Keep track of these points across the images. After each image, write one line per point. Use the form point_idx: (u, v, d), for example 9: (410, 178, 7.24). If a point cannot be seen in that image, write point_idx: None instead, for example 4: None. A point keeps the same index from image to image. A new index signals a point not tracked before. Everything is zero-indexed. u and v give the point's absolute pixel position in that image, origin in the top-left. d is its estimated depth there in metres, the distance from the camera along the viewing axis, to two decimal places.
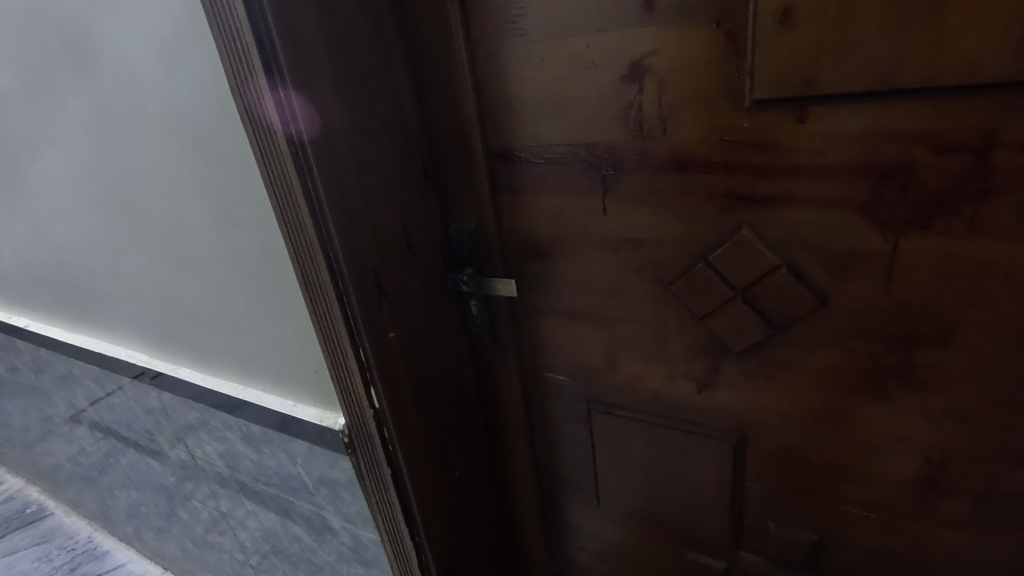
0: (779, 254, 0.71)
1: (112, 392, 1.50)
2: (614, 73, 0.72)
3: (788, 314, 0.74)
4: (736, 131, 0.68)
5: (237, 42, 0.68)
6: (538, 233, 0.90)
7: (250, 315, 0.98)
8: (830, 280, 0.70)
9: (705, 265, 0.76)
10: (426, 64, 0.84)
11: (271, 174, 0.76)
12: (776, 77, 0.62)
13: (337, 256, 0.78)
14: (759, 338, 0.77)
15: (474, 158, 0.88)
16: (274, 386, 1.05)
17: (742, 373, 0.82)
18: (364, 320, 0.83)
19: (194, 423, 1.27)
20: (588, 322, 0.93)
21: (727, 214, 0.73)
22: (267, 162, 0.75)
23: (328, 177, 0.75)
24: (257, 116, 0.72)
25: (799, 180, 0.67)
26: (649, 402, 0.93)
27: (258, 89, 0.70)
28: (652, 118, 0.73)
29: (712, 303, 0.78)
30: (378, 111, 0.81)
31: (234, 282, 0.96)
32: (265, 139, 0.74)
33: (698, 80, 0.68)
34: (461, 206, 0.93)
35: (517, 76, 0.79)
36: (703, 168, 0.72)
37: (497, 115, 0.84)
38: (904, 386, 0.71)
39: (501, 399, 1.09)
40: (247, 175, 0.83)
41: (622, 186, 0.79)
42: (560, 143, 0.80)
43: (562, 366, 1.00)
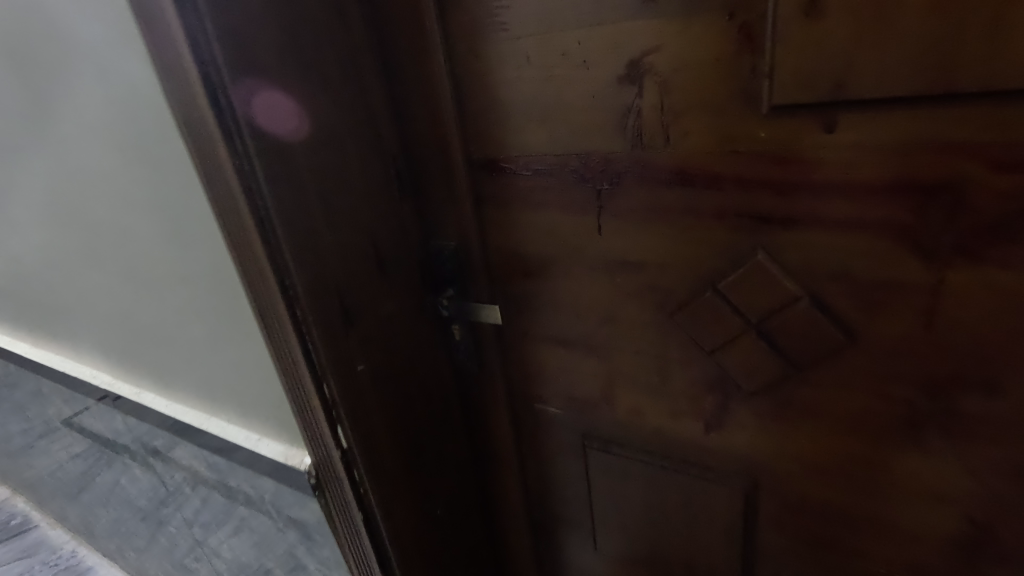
0: (799, 283, 0.62)
1: (84, 410, 1.42)
2: (610, 74, 0.62)
3: (810, 350, 0.64)
4: (749, 141, 0.58)
5: (167, 39, 0.59)
6: (527, 253, 0.80)
7: (208, 341, 0.89)
8: (859, 314, 0.60)
9: (715, 293, 0.67)
10: (398, 63, 0.74)
11: (214, 190, 0.66)
12: (800, 78, 0.52)
13: (293, 283, 0.69)
14: (776, 375, 0.68)
15: (454, 170, 0.78)
16: (237, 417, 0.96)
17: (755, 413, 0.72)
18: (328, 353, 0.74)
19: (161, 449, 1.19)
20: (582, 352, 0.83)
21: (739, 236, 0.63)
22: (208, 177, 0.65)
23: (280, 194, 0.65)
24: (194, 124, 0.63)
25: (824, 199, 0.57)
26: (650, 439, 0.84)
27: (192, 93, 0.60)
28: (654, 125, 0.63)
29: (723, 336, 0.69)
30: (343, 117, 0.71)
31: (190, 305, 0.87)
32: (204, 151, 0.64)
33: (706, 81, 0.58)
34: (442, 222, 0.83)
35: (500, 77, 0.70)
36: (711, 184, 0.62)
37: (478, 121, 0.74)
38: (945, 438, 0.61)
39: (489, 431, 1.00)
40: (194, 189, 0.74)
41: (619, 202, 0.69)
42: (548, 154, 0.71)
43: (554, 397, 0.90)
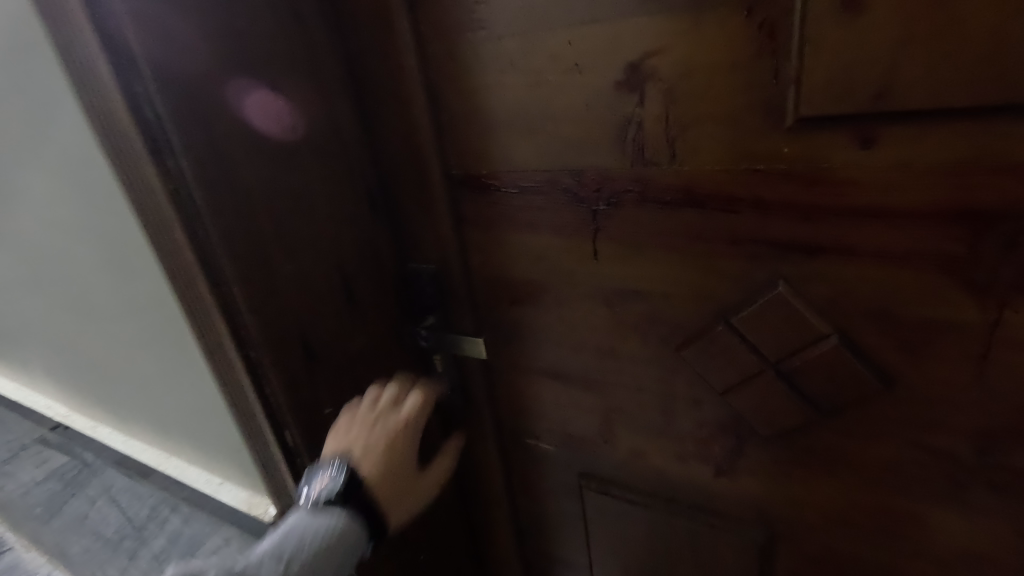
0: (827, 319, 0.54)
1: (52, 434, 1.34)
2: (606, 80, 0.54)
3: (839, 395, 0.56)
4: (770, 158, 0.50)
5: (78, 41, 0.50)
6: (514, 279, 0.71)
7: (161, 379, 0.80)
8: (896, 355, 0.53)
9: (727, 329, 0.58)
10: (365, 66, 0.66)
11: (144, 218, 0.57)
12: (833, 86, 0.44)
13: (245, 322, 0.60)
14: (798, 420, 0.60)
15: (431, 187, 0.69)
16: (198, 458, 0.88)
17: (772, 459, 0.64)
18: (287, 398, 0.65)
19: None
20: (577, 386, 0.75)
21: (757, 266, 0.55)
22: (135, 203, 0.56)
23: (225, 222, 0.56)
24: (116, 142, 0.53)
25: (858, 226, 0.49)
26: (654, 482, 0.76)
27: (111, 105, 0.51)
28: (657, 139, 0.54)
29: (735, 376, 0.61)
30: (302, 130, 0.62)
31: (138, 340, 0.78)
32: (129, 172, 0.55)
33: (719, 88, 0.50)
34: (420, 244, 0.75)
35: (480, 82, 0.61)
36: (724, 206, 0.54)
37: (457, 132, 0.65)
38: (994, 495, 0.54)
39: (477, 465, 0.92)
40: (129, 216, 0.64)
41: (618, 225, 0.61)
42: (536, 171, 0.62)
43: (547, 433, 0.82)
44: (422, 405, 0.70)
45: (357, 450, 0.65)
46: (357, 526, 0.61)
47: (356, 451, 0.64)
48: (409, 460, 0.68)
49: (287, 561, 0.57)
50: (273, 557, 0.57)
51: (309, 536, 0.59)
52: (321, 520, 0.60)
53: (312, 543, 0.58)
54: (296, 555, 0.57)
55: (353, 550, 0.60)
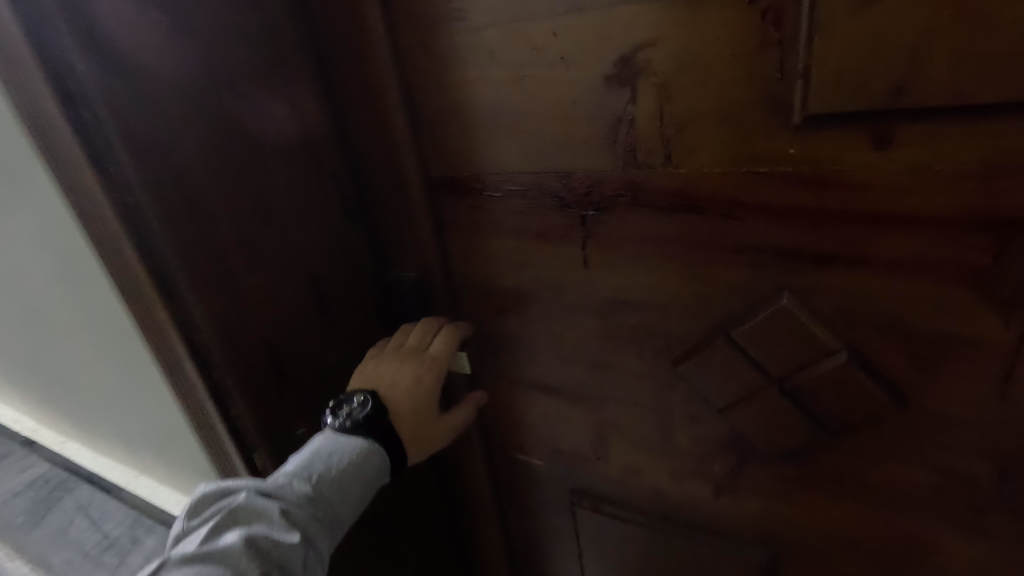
0: (836, 334, 0.50)
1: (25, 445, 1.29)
2: (595, 74, 0.49)
3: (848, 414, 0.52)
4: (775, 160, 0.46)
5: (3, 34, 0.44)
6: (499, 288, 0.67)
7: (126, 395, 0.75)
8: (911, 372, 0.48)
9: (728, 343, 0.54)
10: (336, 60, 0.61)
11: (89, 229, 0.52)
12: (845, 80, 0.40)
13: (205, 340, 0.55)
14: (803, 439, 0.56)
15: (409, 190, 0.65)
16: (170, 476, 0.83)
17: (775, 479, 0.60)
18: (255, 420, 0.60)
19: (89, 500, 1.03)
20: (567, 400, 0.70)
21: (759, 276, 0.51)
22: (78, 212, 0.51)
23: (176, 232, 0.52)
24: (53, 146, 0.48)
25: (872, 232, 0.45)
26: (650, 500, 0.72)
27: (45, 106, 0.46)
28: (651, 138, 0.50)
29: (736, 392, 0.56)
30: (265, 130, 0.58)
31: (99, 355, 0.73)
32: (70, 179, 0.50)
33: (719, 82, 0.45)
34: (398, 250, 0.70)
35: (459, 76, 0.56)
36: (725, 212, 0.50)
37: (435, 131, 0.61)
38: (1016, 524, 0.50)
39: (465, 480, 0.88)
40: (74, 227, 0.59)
41: (608, 231, 0.56)
42: (520, 173, 0.58)
43: (537, 448, 0.78)
44: (447, 344, 0.67)
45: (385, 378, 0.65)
46: (382, 449, 0.60)
47: (386, 381, 0.65)
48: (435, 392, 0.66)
49: (319, 480, 0.55)
50: (305, 475, 0.55)
51: (338, 458, 0.57)
52: (347, 444, 0.58)
53: (342, 464, 0.57)
54: (326, 476, 0.56)
55: (381, 471, 0.60)
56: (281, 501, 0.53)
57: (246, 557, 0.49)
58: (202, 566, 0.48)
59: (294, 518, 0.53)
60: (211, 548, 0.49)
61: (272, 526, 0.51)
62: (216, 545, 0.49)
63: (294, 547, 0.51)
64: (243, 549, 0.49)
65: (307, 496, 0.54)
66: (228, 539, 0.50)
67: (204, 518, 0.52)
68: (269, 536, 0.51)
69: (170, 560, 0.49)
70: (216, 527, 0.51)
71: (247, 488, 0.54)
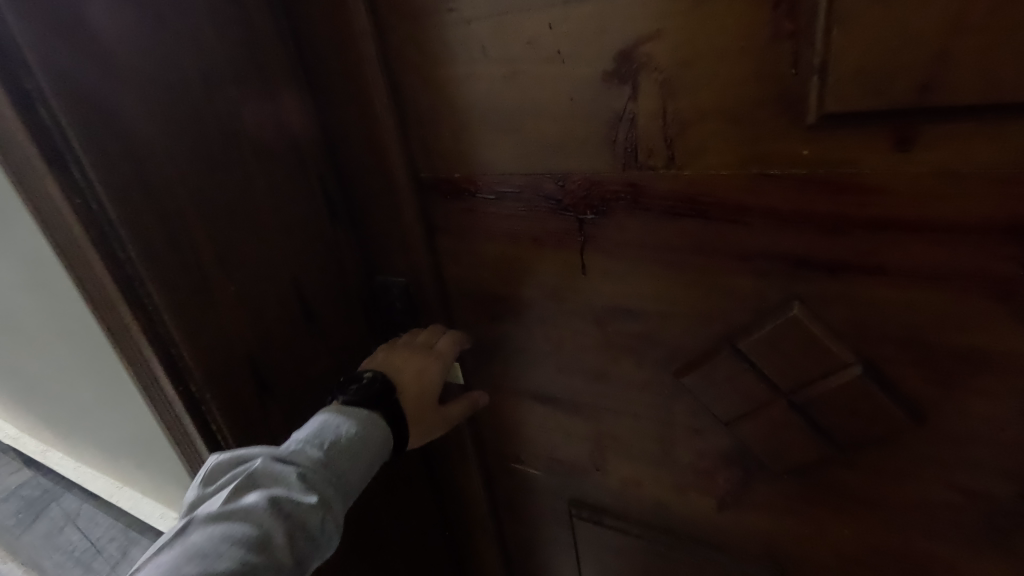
0: (849, 346, 0.47)
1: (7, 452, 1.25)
2: (592, 70, 0.46)
3: (860, 429, 0.49)
4: (786, 162, 0.42)
5: None
6: (493, 294, 0.64)
7: (105, 405, 0.72)
8: (929, 387, 0.46)
9: (734, 354, 0.51)
10: (319, 55, 0.57)
11: (51, 237, 0.48)
12: (865, 76, 0.37)
13: (181, 352, 0.52)
14: (812, 455, 0.53)
15: (397, 192, 0.61)
16: (155, 487, 0.80)
17: (781, 493, 0.58)
18: (236, 435, 0.57)
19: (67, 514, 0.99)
20: (564, 410, 0.68)
21: (767, 285, 0.48)
22: (39, 219, 0.48)
23: (146, 239, 0.48)
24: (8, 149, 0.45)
25: (891, 239, 0.42)
26: (651, 512, 0.69)
27: None
28: (653, 138, 0.47)
29: (742, 405, 0.54)
30: (242, 130, 0.54)
31: (76, 364, 0.70)
32: (30, 184, 0.46)
33: (726, 78, 0.42)
34: (387, 254, 0.67)
35: (449, 72, 0.53)
36: (731, 217, 0.47)
37: (424, 130, 0.57)
38: None
39: (459, 488, 0.85)
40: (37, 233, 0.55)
41: (607, 236, 0.53)
42: (513, 174, 0.54)
43: (533, 458, 0.75)
44: (453, 342, 0.66)
45: (389, 359, 0.64)
46: (388, 423, 0.59)
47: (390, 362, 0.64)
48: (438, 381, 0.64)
49: (332, 446, 0.54)
50: (317, 442, 0.54)
51: (349, 426, 0.56)
52: (356, 415, 0.57)
53: (353, 432, 0.56)
54: (339, 443, 0.55)
55: (389, 441, 0.59)
56: (297, 465, 0.52)
57: (268, 517, 0.48)
58: (225, 526, 0.47)
59: (311, 482, 0.52)
60: (232, 508, 0.48)
61: (291, 488, 0.50)
62: (237, 506, 0.48)
63: (313, 509, 0.50)
64: (265, 509, 0.48)
65: (322, 461, 0.53)
66: (249, 500, 0.49)
67: (221, 483, 0.50)
68: (289, 497, 0.50)
69: (192, 522, 0.47)
70: (235, 490, 0.49)
71: (262, 453, 0.52)
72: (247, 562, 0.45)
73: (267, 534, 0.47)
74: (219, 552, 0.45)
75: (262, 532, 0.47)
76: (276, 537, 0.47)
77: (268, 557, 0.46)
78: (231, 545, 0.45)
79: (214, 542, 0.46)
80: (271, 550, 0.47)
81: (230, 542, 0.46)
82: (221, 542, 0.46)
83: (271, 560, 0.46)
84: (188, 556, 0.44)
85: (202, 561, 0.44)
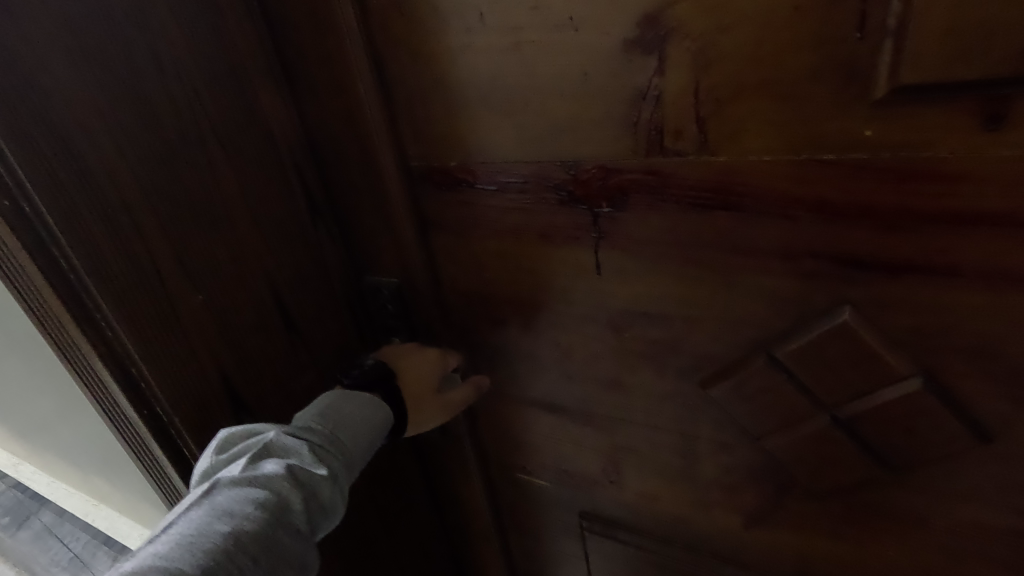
0: (908, 357, 0.41)
1: None
2: (610, 39, 0.39)
3: (914, 448, 0.44)
4: (842, 146, 0.36)
5: None
6: (494, 295, 0.57)
7: (70, 419, 0.66)
8: (999, 403, 0.40)
9: (770, 365, 0.45)
10: (290, 26, 0.50)
11: None
12: (953, 38, 0.30)
13: (142, 372, 0.46)
14: (857, 474, 0.47)
15: (385, 183, 0.55)
16: (132, 501, 0.75)
17: (817, 512, 0.52)
18: None
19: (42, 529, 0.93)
20: (575, 421, 0.62)
21: (813, 287, 0.42)
22: None
23: (91, 245, 0.42)
24: None
25: (963, 235, 0.35)
26: (670, 528, 0.63)
27: None
28: (681, 118, 0.40)
29: (778, 420, 0.48)
30: (204, 114, 0.47)
31: (33, 377, 0.63)
32: None
33: (775, 45, 0.35)
34: (375, 251, 0.60)
35: (440, 44, 0.45)
36: (773, 211, 0.40)
37: (413, 112, 0.50)
38: None
39: (460, 498, 0.79)
40: None
41: (625, 232, 0.47)
42: (516, 162, 0.48)
43: (539, 468, 0.69)
44: (434, 362, 0.60)
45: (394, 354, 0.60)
46: (389, 403, 0.56)
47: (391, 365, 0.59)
48: (431, 385, 0.59)
49: (337, 424, 0.51)
50: (324, 419, 0.51)
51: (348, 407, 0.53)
52: (360, 397, 0.55)
53: (355, 411, 0.53)
54: (343, 420, 0.51)
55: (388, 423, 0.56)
56: (306, 438, 0.48)
57: (288, 484, 0.44)
58: (247, 490, 0.42)
59: (321, 457, 0.48)
60: (254, 474, 0.43)
61: (304, 459, 0.46)
62: (257, 472, 0.44)
63: (325, 481, 0.46)
64: (285, 477, 0.44)
65: (330, 437, 0.49)
66: (268, 467, 0.44)
67: (233, 453, 0.45)
68: (304, 468, 0.46)
69: (215, 485, 0.42)
70: (252, 457, 0.45)
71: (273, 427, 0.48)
72: (270, 527, 0.41)
73: (287, 502, 0.43)
74: (246, 514, 0.40)
75: (282, 500, 0.43)
76: (294, 505, 0.43)
77: (288, 525, 0.42)
78: (257, 508, 0.41)
79: (241, 504, 0.41)
80: (291, 518, 0.43)
81: (256, 505, 0.41)
82: (247, 504, 0.41)
83: (290, 528, 0.42)
84: (215, 516, 0.40)
85: (232, 520, 0.40)
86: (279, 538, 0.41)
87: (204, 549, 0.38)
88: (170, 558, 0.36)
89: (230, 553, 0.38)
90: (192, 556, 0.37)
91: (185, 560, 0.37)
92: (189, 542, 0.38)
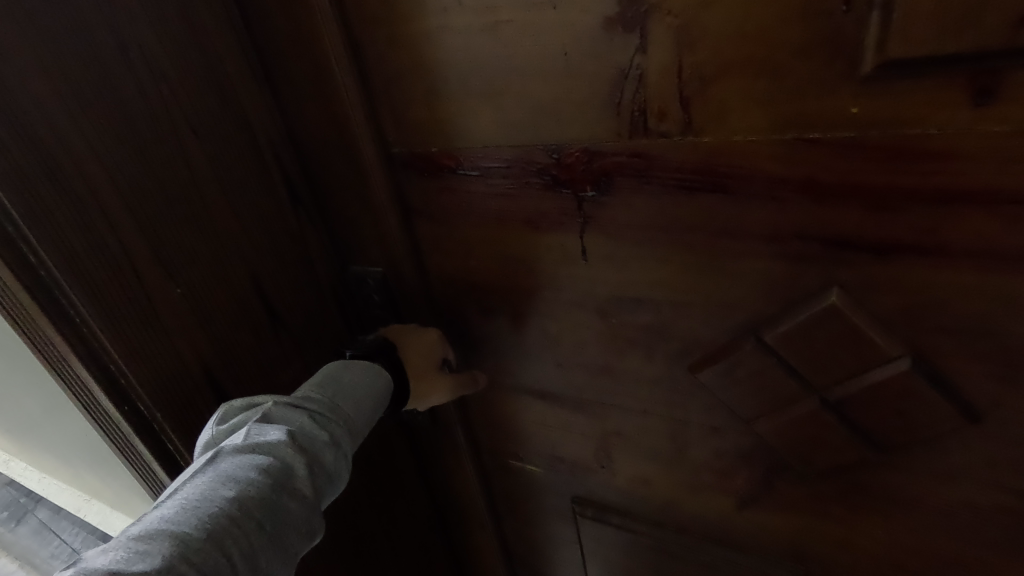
0: (898, 339, 0.40)
1: None
2: (591, 16, 0.38)
3: (902, 429, 0.43)
4: (832, 123, 0.35)
5: None
6: (482, 283, 0.56)
7: (56, 414, 0.65)
8: (985, 383, 0.39)
9: (759, 349, 0.45)
10: (263, 11, 0.48)
11: None
12: (946, 9, 0.29)
13: (121, 369, 0.45)
14: (846, 456, 0.47)
15: (366, 171, 0.53)
16: (124, 495, 0.74)
17: (806, 494, 0.52)
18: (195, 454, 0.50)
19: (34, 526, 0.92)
20: (566, 407, 0.61)
21: (802, 271, 0.41)
22: None
23: (61, 240, 0.40)
24: None
25: (953, 213, 0.35)
26: (662, 512, 0.63)
27: None
28: (666, 99, 0.39)
29: (768, 403, 0.47)
30: (174, 101, 0.46)
31: (15, 374, 0.62)
32: None
33: (762, 21, 0.34)
34: (360, 241, 0.59)
35: (418, 26, 0.44)
36: (763, 192, 0.39)
37: (392, 97, 0.49)
38: None
39: (454, 486, 0.79)
40: None
41: (611, 216, 0.46)
42: (499, 146, 0.46)
43: (531, 455, 0.69)
44: (432, 343, 0.59)
45: (394, 335, 0.60)
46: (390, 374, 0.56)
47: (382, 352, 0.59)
48: (428, 371, 0.59)
49: (337, 393, 0.50)
50: (324, 389, 0.50)
51: (348, 377, 0.52)
52: (359, 367, 0.54)
53: (354, 380, 0.52)
54: (342, 390, 0.51)
55: (391, 391, 0.55)
56: (306, 407, 0.47)
57: (291, 451, 0.42)
58: (251, 456, 0.41)
59: (323, 424, 0.47)
60: (257, 440, 0.42)
61: (306, 427, 0.45)
62: (261, 439, 0.42)
63: (328, 447, 0.45)
64: (288, 444, 0.43)
65: (330, 405, 0.48)
66: (271, 434, 0.43)
67: (233, 423, 0.44)
68: (305, 435, 0.44)
69: (219, 453, 0.41)
70: (256, 423, 0.43)
71: (273, 397, 0.47)
72: (275, 492, 0.40)
73: (291, 468, 0.42)
74: (250, 480, 0.39)
75: (285, 466, 0.42)
76: (298, 471, 0.42)
77: (293, 490, 0.41)
78: (261, 474, 0.40)
79: (246, 470, 0.40)
80: (295, 484, 0.42)
81: (259, 471, 0.40)
82: (252, 471, 0.40)
83: (294, 493, 0.41)
84: (221, 482, 0.39)
85: (236, 485, 0.39)
86: (284, 504, 0.40)
87: (210, 514, 0.37)
88: (177, 522, 0.36)
89: (236, 518, 0.37)
90: (199, 521, 0.36)
91: (191, 525, 0.36)
92: (194, 506, 0.37)
